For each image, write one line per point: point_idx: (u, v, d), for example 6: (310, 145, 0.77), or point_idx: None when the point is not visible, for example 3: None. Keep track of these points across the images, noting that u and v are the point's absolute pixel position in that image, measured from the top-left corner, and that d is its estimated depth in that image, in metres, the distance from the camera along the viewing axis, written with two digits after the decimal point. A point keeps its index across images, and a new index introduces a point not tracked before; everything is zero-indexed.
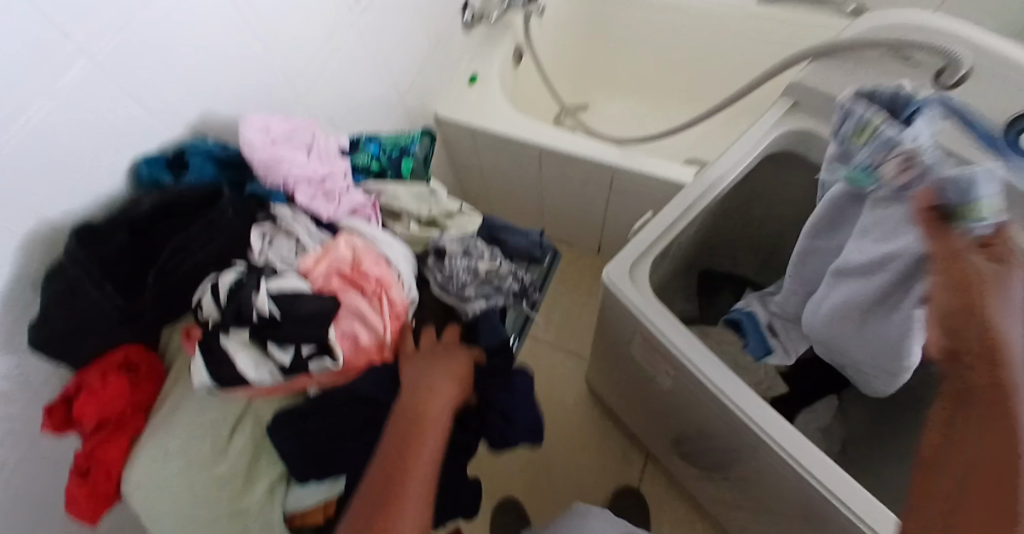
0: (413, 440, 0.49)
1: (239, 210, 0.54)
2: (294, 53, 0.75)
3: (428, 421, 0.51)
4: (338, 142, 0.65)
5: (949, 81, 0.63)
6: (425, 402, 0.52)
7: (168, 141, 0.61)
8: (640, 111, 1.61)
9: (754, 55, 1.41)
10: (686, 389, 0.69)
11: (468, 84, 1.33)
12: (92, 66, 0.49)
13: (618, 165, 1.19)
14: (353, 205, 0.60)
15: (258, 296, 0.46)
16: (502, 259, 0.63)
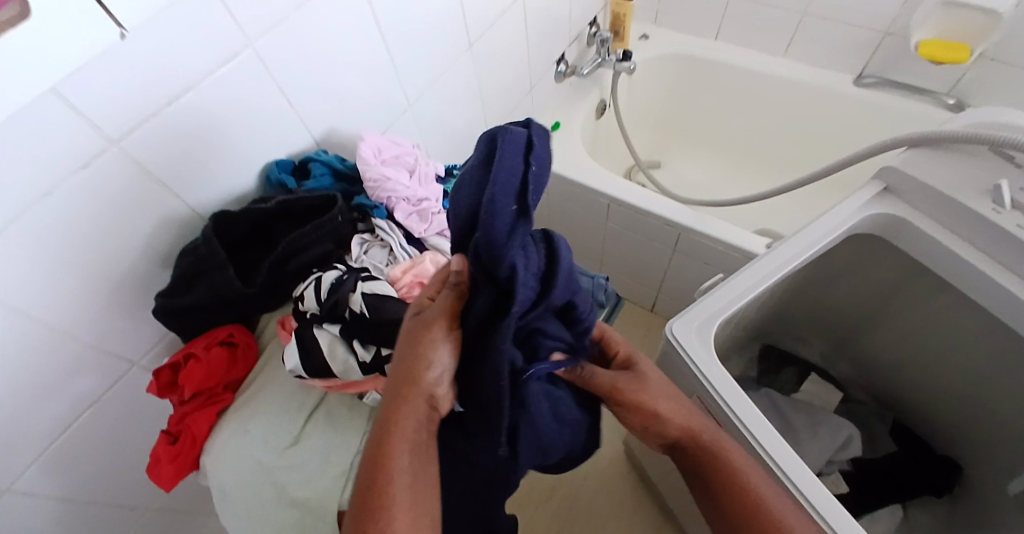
0: (394, 416, 0.42)
1: (349, 220, 0.59)
2: (408, 85, 0.83)
3: (410, 391, 0.42)
4: (436, 169, 0.70)
5: None
6: (410, 376, 0.42)
7: (296, 150, 0.68)
8: (713, 175, 1.63)
9: (841, 135, 1.40)
10: None
11: (549, 130, 1.40)
12: (245, 76, 0.57)
13: (687, 225, 1.19)
14: (442, 227, 0.64)
15: (354, 295, 0.51)
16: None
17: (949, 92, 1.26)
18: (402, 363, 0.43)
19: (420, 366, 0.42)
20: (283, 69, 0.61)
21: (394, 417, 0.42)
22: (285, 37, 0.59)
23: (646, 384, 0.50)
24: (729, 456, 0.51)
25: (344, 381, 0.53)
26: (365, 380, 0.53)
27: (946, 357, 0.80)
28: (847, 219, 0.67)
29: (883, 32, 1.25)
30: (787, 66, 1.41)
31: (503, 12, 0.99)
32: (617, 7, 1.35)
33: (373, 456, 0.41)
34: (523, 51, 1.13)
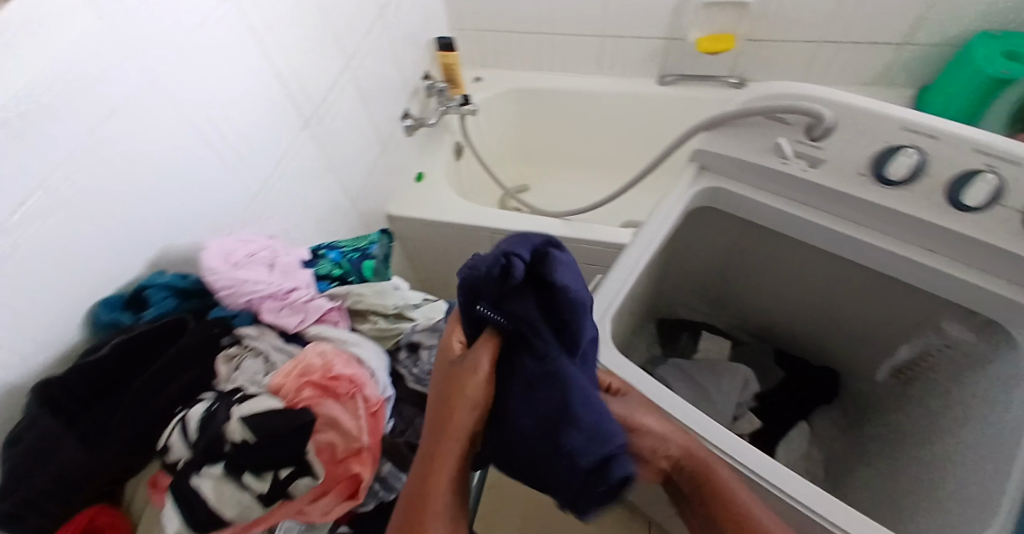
0: (432, 466, 0.41)
1: (205, 337, 0.55)
2: (246, 179, 0.80)
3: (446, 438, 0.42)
4: (298, 255, 0.67)
5: (817, 135, 0.67)
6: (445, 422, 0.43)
7: (127, 281, 0.63)
8: (577, 186, 1.76)
9: (668, 125, 1.57)
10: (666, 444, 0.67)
11: (414, 183, 1.41)
12: (47, 218, 0.53)
13: (566, 236, 1.26)
14: (321, 312, 0.61)
15: (232, 420, 0.46)
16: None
17: (733, 73, 1.48)
18: (444, 391, 0.45)
19: (464, 394, 0.44)
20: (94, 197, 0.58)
21: (433, 462, 0.41)
22: (82, 167, 0.56)
23: (645, 412, 0.53)
24: (720, 473, 0.52)
25: (244, 524, 0.46)
26: (269, 512, 0.46)
27: (797, 288, 0.92)
28: (680, 201, 0.75)
29: (668, 38, 1.43)
30: (604, 78, 1.57)
31: (328, 89, 0.99)
32: (444, 58, 1.42)
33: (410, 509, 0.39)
34: (363, 119, 1.14)
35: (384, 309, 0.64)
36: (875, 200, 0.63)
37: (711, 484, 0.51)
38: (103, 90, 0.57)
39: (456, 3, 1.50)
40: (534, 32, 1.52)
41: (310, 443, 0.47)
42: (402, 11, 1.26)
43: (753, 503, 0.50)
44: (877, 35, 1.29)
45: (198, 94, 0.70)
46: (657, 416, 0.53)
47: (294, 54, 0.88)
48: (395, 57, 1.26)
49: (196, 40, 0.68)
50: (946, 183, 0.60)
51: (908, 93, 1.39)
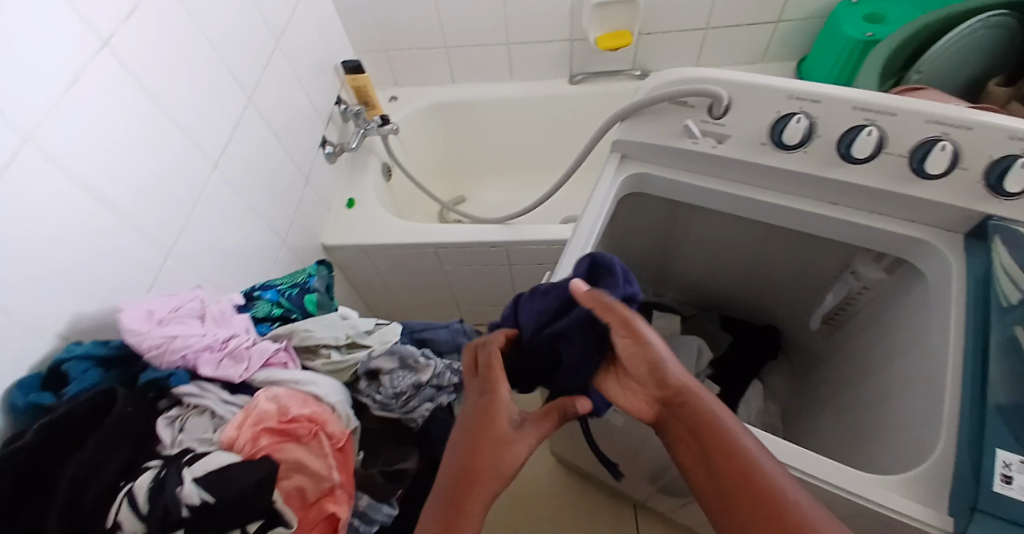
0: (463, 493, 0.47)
1: (142, 405, 0.51)
2: (161, 232, 0.76)
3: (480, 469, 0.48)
4: (231, 300, 0.64)
5: (719, 113, 0.71)
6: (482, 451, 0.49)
7: (39, 360, 0.58)
8: (510, 191, 1.79)
9: (586, 120, 1.62)
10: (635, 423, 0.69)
11: (346, 209, 1.38)
12: None
13: (507, 240, 1.27)
14: (266, 355, 0.58)
15: (186, 487, 0.42)
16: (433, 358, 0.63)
17: (635, 65, 1.56)
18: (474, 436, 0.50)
19: (484, 447, 0.48)
20: None
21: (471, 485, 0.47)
22: None
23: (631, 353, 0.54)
24: (722, 422, 0.50)
25: None
26: None
27: (726, 256, 0.98)
28: (608, 190, 0.78)
29: (571, 38, 1.49)
30: (517, 83, 1.60)
31: (236, 125, 0.96)
32: (354, 81, 1.40)
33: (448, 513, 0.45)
34: (280, 152, 1.10)
35: (333, 340, 0.62)
36: (778, 165, 0.69)
37: (711, 426, 0.50)
38: None
39: (356, 25, 1.48)
40: (440, 46, 1.53)
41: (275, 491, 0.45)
42: (302, 39, 1.23)
43: (758, 453, 0.49)
44: (758, 15, 1.40)
45: (90, 151, 0.65)
46: (649, 349, 0.52)
47: (190, 95, 0.84)
48: (302, 86, 1.23)
49: (77, 93, 0.64)
50: (837, 139, 0.66)
51: (791, 63, 1.52)
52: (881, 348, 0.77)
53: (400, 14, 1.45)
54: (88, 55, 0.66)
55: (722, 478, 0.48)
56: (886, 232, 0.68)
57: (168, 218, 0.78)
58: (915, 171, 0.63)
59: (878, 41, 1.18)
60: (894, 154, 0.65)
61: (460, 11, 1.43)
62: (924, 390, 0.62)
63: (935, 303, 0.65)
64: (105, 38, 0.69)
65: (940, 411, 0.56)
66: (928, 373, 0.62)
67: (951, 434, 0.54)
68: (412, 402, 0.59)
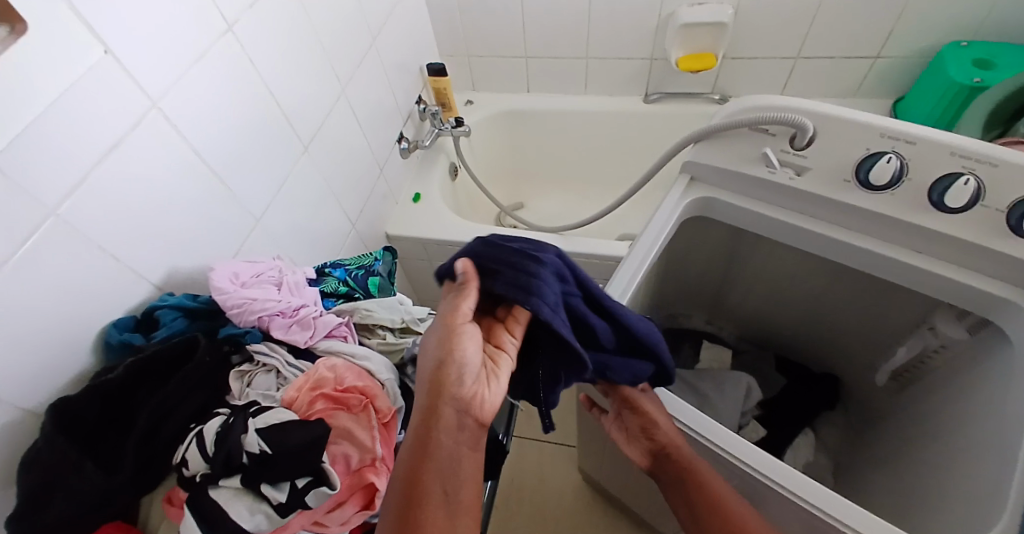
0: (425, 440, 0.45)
1: (217, 357, 0.56)
2: (251, 201, 0.82)
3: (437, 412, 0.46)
4: (305, 273, 0.69)
5: (801, 145, 0.69)
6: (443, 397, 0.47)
7: (135, 303, 0.65)
8: (570, 203, 1.81)
9: (654, 140, 1.61)
10: None
11: (412, 203, 1.44)
12: (53, 248, 0.55)
13: (561, 250, 1.29)
14: (330, 327, 0.61)
15: (248, 433, 0.46)
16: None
17: (714, 90, 1.53)
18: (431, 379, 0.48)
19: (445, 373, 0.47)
20: (98, 226, 0.60)
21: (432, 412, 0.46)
22: (85, 199, 0.58)
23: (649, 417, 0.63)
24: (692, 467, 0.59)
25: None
26: (290, 523, 0.47)
27: (789, 294, 0.95)
28: (673, 210, 0.77)
29: (651, 58, 1.49)
30: (590, 97, 1.62)
31: (328, 110, 1.02)
32: (436, 83, 1.46)
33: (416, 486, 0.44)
34: (362, 142, 1.17)
35: (391, 323, 0.65)
36: (860, 204, 0.66)
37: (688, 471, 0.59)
38: (104, 122, 0.60)
39: (444, 30, 1.55)
40: (521, 55, 1.57)
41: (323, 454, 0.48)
42: (394, 38, 1.30)
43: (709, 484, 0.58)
44: (851, 50, 1.35)
45: (202, 122, 0.72)
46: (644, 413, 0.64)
47: (291, 81, 0.90)
48: (389, 82, 1.29)
49: (197, 71, 0.71)
50: (929, 184, 0.63)
51: (886, 103, 1.44)
52: (950, 412, 0.72)
53: (487, 21, 1.50)
54: (210, 36, 0.73)
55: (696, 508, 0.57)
56: (973, 289, 0.63)
57: (258, 191, 0.84)
58: (1012, 228, 0.59)
59: (987, 86, 1.11)
60: (989, 208, 0.61)
61: (544, 23, 1.46)
62: (995, 461, 0.57)
63: (1018, 371, 0.60)
64: (229, 23, 0.76)
65: (1010, 486, 0.52)
66: (999, 443, 0.58)
67: (1019, 511, 0.50)
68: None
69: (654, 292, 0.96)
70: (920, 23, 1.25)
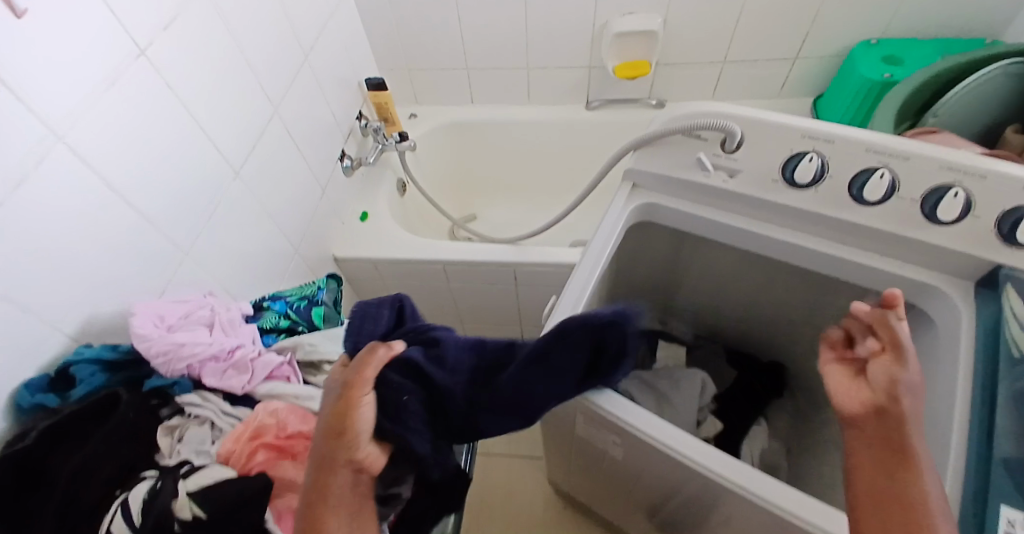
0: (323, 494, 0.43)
1: (140, 412, 0.52)
2: (177, 234, 0.78)
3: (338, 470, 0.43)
4: (240, 309, 0.65)
5: (731, 148, 0.71)
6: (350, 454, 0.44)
7: (49, 359, 0.59)
8: (521, 211, 1.81)
9: (598, 146, 1.64)
10: (633, 452, 0.68)
11: (359, 222, 1.40)
12: None
13: (514, 260, 1.29)
14: (269, 368, 0.58)
15: (180, 497, 0.43)
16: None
17: (651, 95, 1.57)
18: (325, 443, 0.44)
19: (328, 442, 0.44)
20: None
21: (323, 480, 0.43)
22: None
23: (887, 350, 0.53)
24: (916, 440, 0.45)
25: None
26: None
27: (734, 290, 0.98)
28: (617, 217, 0.78)
29: (589, 66, 1.51)
30: (533, 106, 1.63)
31: (261, 133, 0.98)
32: (376, 98, 1.43)
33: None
34: (301, 164, 1.13)
35: (336, 356, 0.62)
36: (789, 203, 0.69)
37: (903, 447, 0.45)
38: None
39: (382, 44, 1.52)
40: (462, 67, 1.56)
41: (266, 512, 0.46)
42: (329, 55, 1.27)
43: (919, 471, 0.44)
44: (774, 52, 1.42)
45: (118, 156, 0.67)
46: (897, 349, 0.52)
47: (216, 105, 0.86)
48: (326, 101, 1.26)
49: (108, 101, 0.66)
50: (849, 180, 0.66)
51: (809, 101, 1.53)
52: None
53: (425, 34, 1.48)
54: (121, 63, 0.68)
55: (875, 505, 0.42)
56: (898, 276, 0.67)
57: (186, 224, 0.79)
58: (927, 217, 0.64)
59: (897, 81, 1.19)
60: (905, 199, 0.65)
61: (483, 35, 1.46)
62: (929, 436, 0.61)
63: (942, 350, 0.64)
64: (142, 48, 0.71)
65: (944, 459, 0.56)
66: (930, 418, 0.62)
67: (952, 487, 0.53)
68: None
69: (606, 298, 0.97)
70: (835, 25, 1.34)
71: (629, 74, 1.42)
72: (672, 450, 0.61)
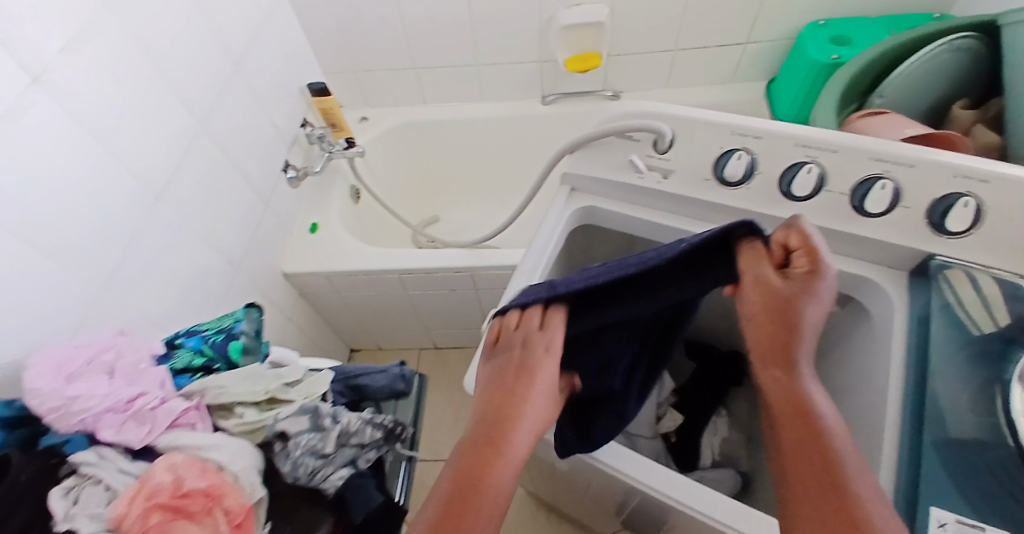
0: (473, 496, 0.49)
1: (34, 472, 0.47)
2: (87, 266, 0.72)
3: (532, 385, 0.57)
4: (150, 351, 0.63)
5: (664, 149, 0.69)
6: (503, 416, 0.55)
7: None
8: (482, 211, 1.78)
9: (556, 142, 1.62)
10: (579, 467, 0.69)
11: (309, 234, 1.35)
12: None
13: (470, 265, 1.26)
14: (173, 415, 0.55)
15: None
16: (345, 412, 0.56)
17: (606, 87, 1.55)
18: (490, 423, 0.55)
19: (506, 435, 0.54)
20: None
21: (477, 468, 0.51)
22: None
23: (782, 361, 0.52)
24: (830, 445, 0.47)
25: None
26: None
27: None
28: (557, 223, 0.75)
29: (541, 61, 1.48)
30: (487, 103, 1.59)
31: (185, 153, 0.92)
32: (321, 103, 1.37)
33: (454, 498, 0.48)
34: (236, 179, 1.08)
35: (246, 397, 0.58)
36: (721, 203, 0.67)
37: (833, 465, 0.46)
38: None
39: (324, 47, 1.47)
40: (410, 67, 1.51)
41: None
42: (264, 62, 1.21)
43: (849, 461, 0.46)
44: (724, 38, 1.40)
45: (9, 191, 0.62)
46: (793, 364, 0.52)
47: (130, 127, 0.80)
48: (264, 110, 1.20)
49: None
50: (778, 175, 0.65)
51: (762, 85, 1.52)
52: (832, 383, 0.75)
53: (368, 34, 1.43)
54: (11, 93, 0.63)
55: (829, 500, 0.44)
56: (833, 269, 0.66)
57: (99, 254, 0.74)
58: (856, 208, 0.62)
59: (843, 63, 1.18)
60: (834, 192, 0.63)
61: (428, 33, 1.41)
62: (868, 429, 0.60)
63: (879, 339, 0.63)
64: (34, 74, 0.66)
65: (880, 453, 0.54)
66: (869, 412, 0.61)
67: (889, 482, 0.52)
68: (326, 469, 0.53)
69: None
70: (783, 8, 1.32)
71: (581, 67, 1.39)
72: (606, 466, 0.64)
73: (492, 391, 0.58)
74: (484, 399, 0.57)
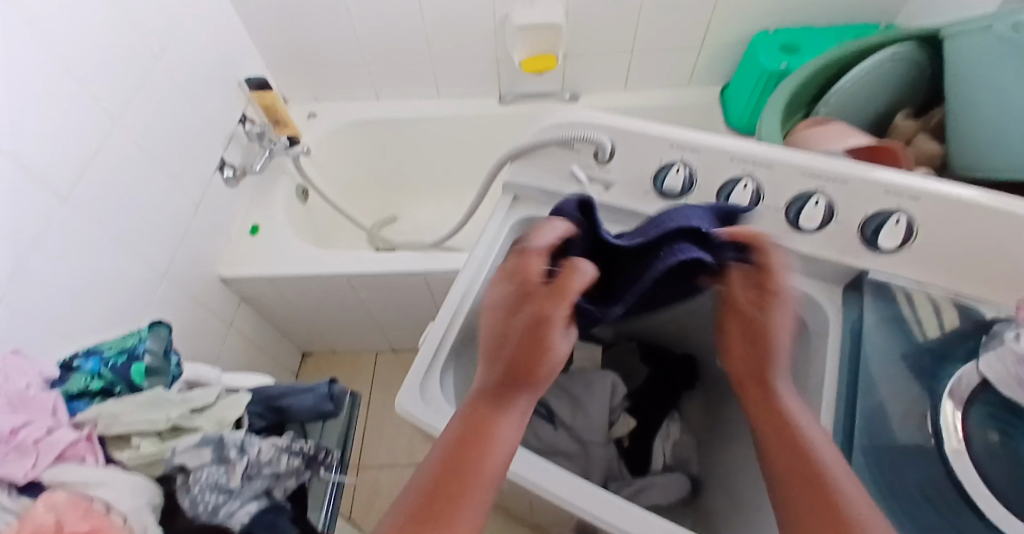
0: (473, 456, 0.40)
1: None
2: None
3: (553, 317, 0.46)
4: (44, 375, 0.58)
5: (604, 160, 0.67)
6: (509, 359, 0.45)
7: None
8: (439, 212, 1.74)
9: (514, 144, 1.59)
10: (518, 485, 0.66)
11: (251, 236, 1.29)
12: None
13: (420, 270, 1.22)
14: (60, 447, 0.49)
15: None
16: (255, 441, 0.53)
17: (564, 88, 1.53)
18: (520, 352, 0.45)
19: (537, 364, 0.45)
20: None
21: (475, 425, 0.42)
22: None
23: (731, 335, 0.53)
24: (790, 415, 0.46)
25: None
26: None
27: None
28: (497, 233, 0.73)
29: (497, 59, 1.45)
30: (442, 102, 1.55)
31: (98, 152, 0.85)
32: (261, 98, 1.31)
33: (449, 464, 0.39)
34: (161, 179, 1.00)
35: (143, 426, 0.53)
36: (660, 215, 0.66)
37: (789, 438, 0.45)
38: None
39: (269, 39, 1.39)
40: (362, 62, 1.46)
41: None
42: (197, 54, 1.14)
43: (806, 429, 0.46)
44: (679, 43, 1.40)
45: None
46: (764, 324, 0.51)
47: (23, 123, 0.73)
48: (198, 105, 1.13)
49: None
50: (717, 189, 0.64)
51: (715, 90, 1.53)
52: None
53: (316, 27, 1.37)
54: None
55: (777, 461, 0.44)
56: None
57: None
58: (792, 223, 0.62)
59: (792, 71, 1.20)
60: (769, 207, 0.63)
61: (378, 27, 1.36)
62: None
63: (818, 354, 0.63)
64: None
65: None
66: None
67: None
68: (231, 504, 0.50)
69: None
70: (736, 15, 1.33)
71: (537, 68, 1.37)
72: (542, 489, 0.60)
73: (490, 341, 0.47)
74: (494, 320, 0.48)
